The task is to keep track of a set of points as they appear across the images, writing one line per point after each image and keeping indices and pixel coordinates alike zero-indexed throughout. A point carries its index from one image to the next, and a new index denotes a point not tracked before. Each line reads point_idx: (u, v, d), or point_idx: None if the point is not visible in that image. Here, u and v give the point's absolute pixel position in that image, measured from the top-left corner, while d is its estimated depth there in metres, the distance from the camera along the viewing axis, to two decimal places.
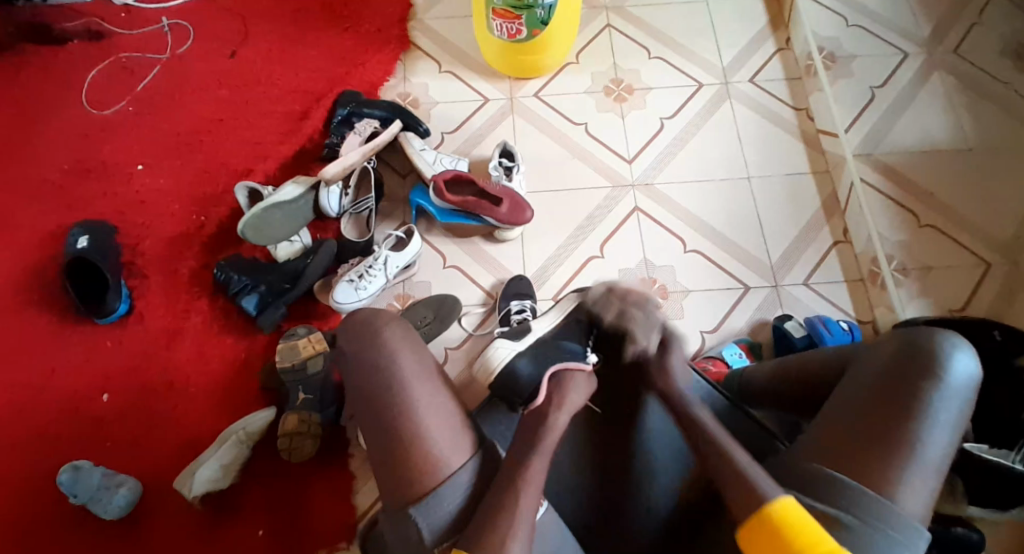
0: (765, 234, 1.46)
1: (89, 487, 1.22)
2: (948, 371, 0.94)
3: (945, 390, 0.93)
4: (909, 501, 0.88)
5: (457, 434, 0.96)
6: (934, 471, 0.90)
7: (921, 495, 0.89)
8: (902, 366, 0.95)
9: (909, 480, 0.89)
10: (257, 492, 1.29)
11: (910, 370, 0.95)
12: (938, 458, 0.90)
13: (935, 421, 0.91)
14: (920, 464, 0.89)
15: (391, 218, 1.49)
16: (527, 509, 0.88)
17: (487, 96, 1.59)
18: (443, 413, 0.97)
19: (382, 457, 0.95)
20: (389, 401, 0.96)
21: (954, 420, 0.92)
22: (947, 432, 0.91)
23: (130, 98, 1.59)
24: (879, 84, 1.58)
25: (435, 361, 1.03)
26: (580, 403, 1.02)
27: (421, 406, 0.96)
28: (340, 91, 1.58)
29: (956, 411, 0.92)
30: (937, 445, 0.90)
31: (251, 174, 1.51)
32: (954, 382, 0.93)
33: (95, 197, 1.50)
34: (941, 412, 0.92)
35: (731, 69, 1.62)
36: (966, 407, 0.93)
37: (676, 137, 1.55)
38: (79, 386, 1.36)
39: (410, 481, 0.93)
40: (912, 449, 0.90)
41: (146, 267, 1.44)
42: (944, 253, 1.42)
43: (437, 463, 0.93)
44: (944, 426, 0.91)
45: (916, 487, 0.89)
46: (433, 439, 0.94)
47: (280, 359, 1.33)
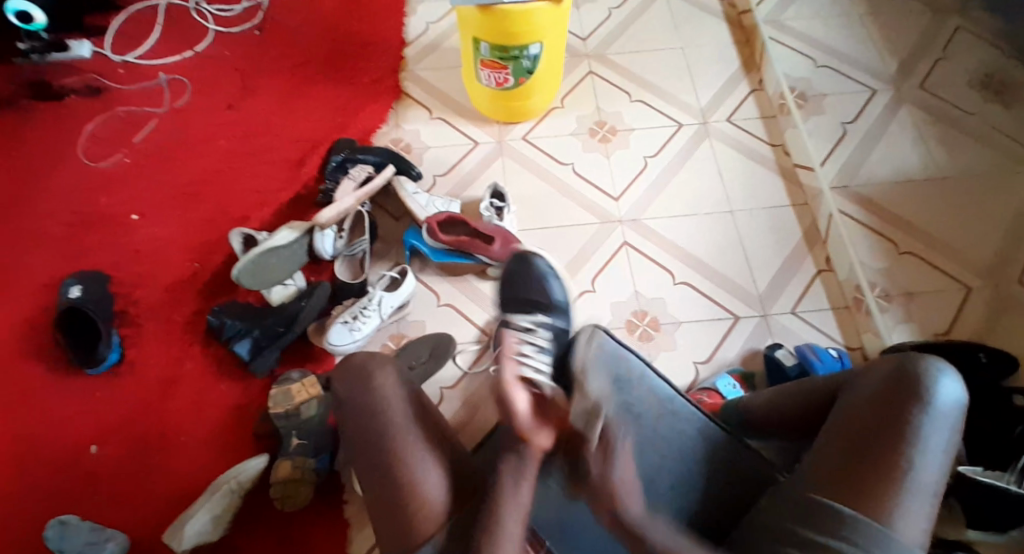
0: (752, 266, 1.50)
1: (76, 543, 1.20)
2: (938, 397, 0.96)
3: (934, 415, 0.95)
4: (908, 526, 0.90)
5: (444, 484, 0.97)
6: (928, 495, 0.92)
7: (918, 520, 0.91)
8: (892, 392, 0.98)
9: (904, 505, 0.91)
10: (257, 541, 1.29)
11: (899, 395, 0.97)
12: (931, 483, 0.92)
13: (927, 445, 0.94)
14: (914, 490, 0.91)
15: (385, 259, 1.52)
16: None
17: (476, 140, 1.63)
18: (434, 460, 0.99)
19: (381, 502, 0.97)
20: (383, 449, 0.99)
21: (944, 444, 0.95)
22: (939, 456, 0.94)
23: (127, 150, 1.63)
24: (851, 120, 1.64)
25: (432, 410, 1.07)
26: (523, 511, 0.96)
27: (414, 448, 0.99)
28: (335, 139, 1.63)
29: (946, 435, 0.95)
30: (930, 470, 0.93)
31: (248, 221, 1.54)
32: (941, 407, 0.96)
33: (91, 247, 1.52)
34: (932, 437, 0.94)
35: (711, 110, 1.68)
36: (954, 431, 0.96)
37: (658, 175, 1.59)
38: (74, 435, 1.36)
39: (409, 524, 0.95)
40: (906, 475, 0.92)
41: (142, 315, 1.46)
42: (926, 280, 1.47)
43: (425, 512, 0.95)
44: (935, 450, 0.94)
45: (913, 513, 0.91)
46: (424, 484, 0.97)
47: (273, 404, 1.34)
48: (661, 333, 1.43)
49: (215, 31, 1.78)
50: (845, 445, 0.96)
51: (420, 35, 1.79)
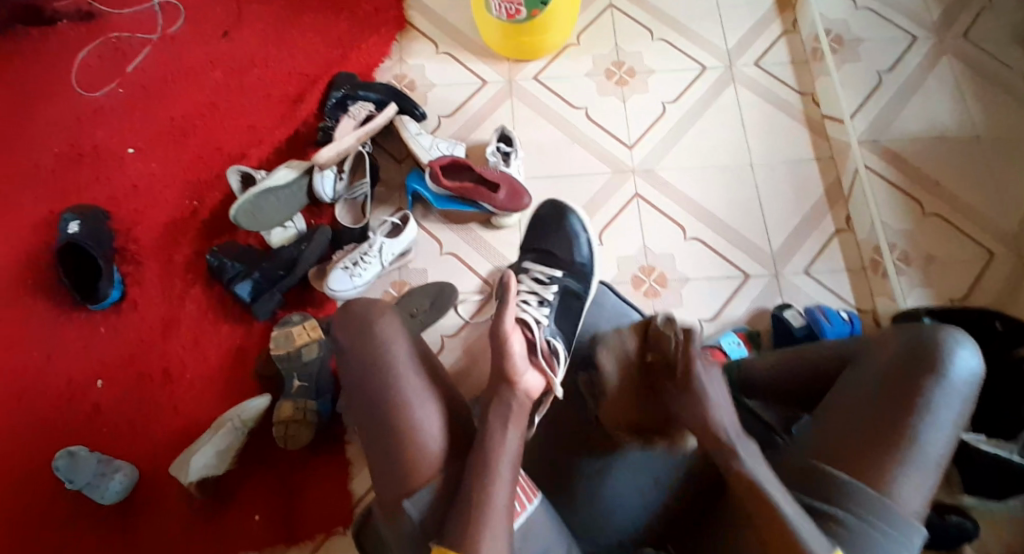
0: (767, 222, 1.44)
1: (85, 474, 1.23)
2: (953, 368, 0.91)
3: (947, 386, 0.90)
4: (910, 497, 0.86)
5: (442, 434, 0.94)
6: (933, 468, 0.87)
7: (920, 491, 0.86)
8: (904, 364, 0.92)
9: (907, 476, 0.86)
10: (256, 480, 1.31)
11: (910, 365, 0.92)
12: (938, 455, 0.87)
13: (936, 417, 0.88)
14: (918, 461, 0.86)
15: (387, 204, 1.47)
16: (499, 528, 0.86)
17: (485, 78, 1.55)
18: (433, 408, 0.96)
19: (374, 453, 0.95)
20: (378, 397, 0.95)
21: (955, 417, 0.89)
22: (948, 427, 0.89)
23: (121, 81, 1.57)
24: (886, 69, 1.54)
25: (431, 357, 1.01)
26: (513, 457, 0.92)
27: (410, 398, 0.95)
28: (334, 73, 1.55)
29: (957, 408, 0.90)
30: (937, 441, 0.87)
31: (245, 159, 1.49)
32: (955, 379, 0.90)
33: (87, 183, 1.49)
34: (942, 408, 0.89)
35: (737, 52, 1.58)
36: (967, 404, 0.90)
37: (678, 122, 1.51)
38: (76, 373, 1.37)
39: (402, 473, 0.93)
40: (911, 446, 0.87)
41: (141, 254, 1.44)
42: (947, 243, 1.40)
43: (421, 461, 0.93)
44: (945, 422, 0.88)
45: (916, 484, 0.86)
46: (421, 434, 0.93)
47: (274, 347, 1.33)
48: (667, 291, 1.38)
49: None
50: (851, 414, 0.91)
51: None
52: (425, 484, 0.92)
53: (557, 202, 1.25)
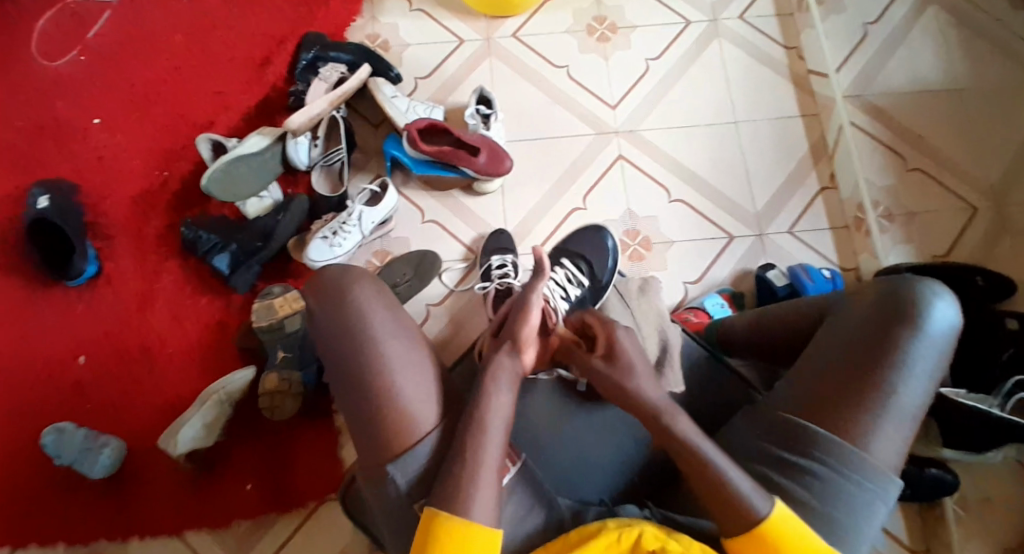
0: (751, 181, 1.42)
1: (73, 448, 1.22)
2: (929, 319, 0.89)
3: (924, 337, 0.88)
4: (885, 447, 0.85)
5: (427, 395, 0.92)
6: (909, 418, 0.86)
7: (894, 441, 0.86)
8: (880, 315, 0.90)
9: (882, 427, 0.85)
10: (242, 452, 1.31)
11: (887, 317, 0.90)
12: (913, 406, 0.86)
13: (911, 368, 0.87)
14: (894, 412, 0.86)
15: (365, 171, 1.44)
16: (486, 495, 0.83)
17: (462, 36, 1.50)
18: (416, 371, 0.93)
19: (356, 425, 0.92)
20: (358, 365, 0.92)
21: (931, 367, 0.88)
22: (925, 377, 0.87)
23: (82, 48, 1.50)
24: (872, 21, 1.51)
25: (413, 320, 0.98)
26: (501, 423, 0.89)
27: (393, 363, 0.92)
28: (303, 34, 1.49)
29: (933, 359, 0.88)
30: (913, 391, 0.86)
31: (215, 127, 1.44)
32: (932, 330, 0.89)
33: (53, 155, 1.44)
34: (918, 360, 0.87)
35: (721, 5, 1.53)
36: (944, 355, 0.89)
37: (661, 80, 1.47)
38: (54, 351, 1.35)
39: (388, 440, 0.90)
40: (887, 397, 0.86)
41: (113, 228, 1.41)
42: (930, 198, 1.40)
43: (407, 425, 0.90)
44: (921, 374, 0.87)
45: (891, 435, 0.85)
46: (405, 398, 0.91)
47: (256, 319, 1.31)
48: (652, 254, 1.37)
49: None
50: (827, 368, 0.90)
51: None
52: (414, 447, 0.89)
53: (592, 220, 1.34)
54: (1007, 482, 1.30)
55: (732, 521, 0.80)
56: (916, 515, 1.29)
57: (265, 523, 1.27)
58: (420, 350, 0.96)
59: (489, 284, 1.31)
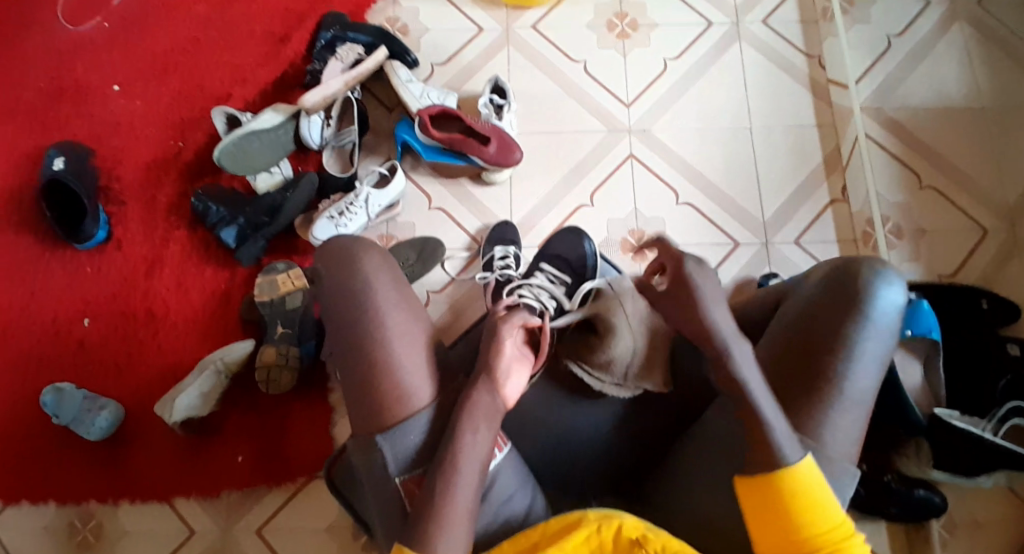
0: (761, 188, 1.41)
1: (70, 409, 1.26)
2: (875, 303, 0.87)
3: (870, 322, 0.87)
4: (842, 440, 0.85)
5: (422, 370, 0.91)
6: (862, 405, 0.86)
7: (849, 429, 0.85)
8: (826, 299, 0.89)
9: (835, 418, 0.85)
10: (234, 425, 1.33)
11: (833, 303, 0.88)
12: (864, 392, 0.86)
13: (860, 353, 0.86)
14: (846, 403, 0.85)
15: (375, 153, 1.44)
16: (467, 493, 0.82)
17: (481, 25, 1.50)
18: (414, 343, 0.93)
19: (355, 395, 0.92)
20: (359, 334, 0.92)
21: (881, 350, 0.87)
22: (875, 363, 0.86)
23: (105, 12, 1.52)
24: (898, 32, 1.49)
25: (417, 294, 0.98)
26: (491, 429, 0.86)
27: (395, 338, 0.92)
28: (324, 12, 1.50)
29: (882, 342, 0.87)
30: (864, 378, 0.86)
31: (230, 100, 1.45)
32: (879, 312, 0.87)
33: (70, 117, 1.46)
34: (866, 345, 0.86)
35: (744, 7, 1.51)
36: (892, 336, 0.88)
37: (679, 80, 1.46)
38: (59, 311, 1.37)
39: (379, 412, 0.90)
40: (839, 388, 0.85)
41: (124, 194, 1.42)
42: (943, 216, 1.38)
43: (400, 397, 0.90)
44: (870, 358, 0.86)
45: (844, 425, 0.85)
46: (402, 369, 0.90)
47: (258, 293, 1.34)
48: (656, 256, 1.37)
49: None
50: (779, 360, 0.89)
51: None
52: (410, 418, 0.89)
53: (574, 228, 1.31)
54: (996, 509, 1.29)
55: (763, 462, 0.79)
56: (903, 539, 1.29)
57: (254, 495, 1.29)
58: (420, 324, 0.95)
59: (491, 274, 1.31)
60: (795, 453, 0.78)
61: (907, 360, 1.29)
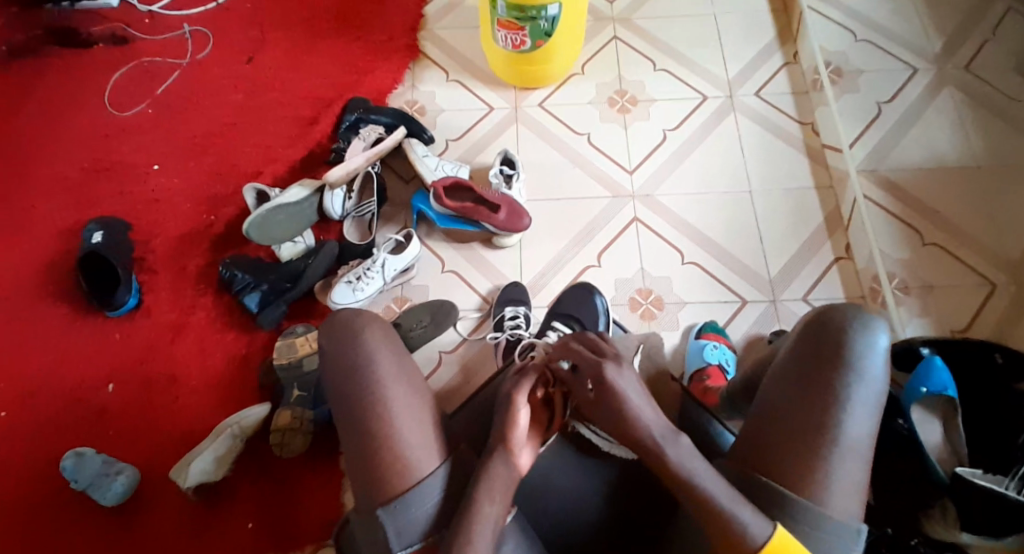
0: (764, 247, 1.45)
1: (89, 473, 1.28)
2: (861, 355, 0.87)
3: (858, 374, 0.86)
4: (842, 497, 0.83)
5: (430, 436, 0.90)
6: (860, 457, 0.84)
7: (852, 481, 0.83)
8: (810, 349, 0.89)
9: (835, 471, 0.83)
10: (246, 490, 1.33)
11: (817, 356, 0.88)
12: (862, 442, 0.84)
13: (853, 403, 0.85)
14: (843, 457, 0.83)
15: (393, 222, 1.53)
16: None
17: (492, 104, 1.62)
18: (416, 414, 0.91)
19: (357, 466, 0.89)
20: (362, 407, 0.90)
21: (874, 398, 0.86)
22: (867, 415, 0.85)
23: (150, 101, 1.67)
24: (886, 100, 1.57)
25: (416, 366, 0.96)
26: (499, 510, 0.83)
27: (397, 408, 0.90)
28: (349, 97, 1.63)
29: (874, 390, 0.86)
30: (858, 430, 0.84)
31: (259, 177, 1.57)
32: (867, 361, 0.87)
33: (112, 195, 1.57)
34: (857, 394, 0.85)
35: (737, 82, 1.62)
36: (883, 383, 0.87)
37: (678, 148, 1.55)
38: (86, 376, 1.42)
39: (384, 479, 0.87)
40: (832, 442, 0.84)
41: (156, 264, 1.51)
42: (948, 273, 1.40)
43: (406, 464, 0.87)
44: (864, 406, 0.85)
45: (843, 481, 0.83)
46: (405, 440, 0.88)
47: (277, 355, 1.38)
48: (662, 313, 1.40)
49: None
50: (769, 419, 0.87)
51: None
52: (419, 484, 0.86)
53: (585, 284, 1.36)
54: None
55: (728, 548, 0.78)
56: None
57: None
58: (421, 394, 0.93)
59: (501, 335, 1.35)
60: (761, 529, 0.78)
61: (926, 419, 1.22)
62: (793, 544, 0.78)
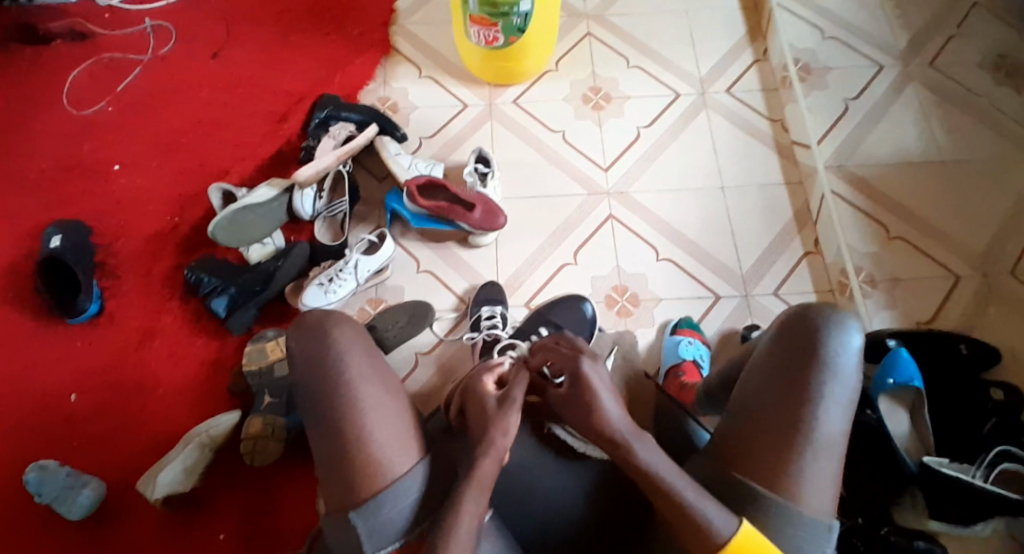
0: (738, 243, 1.47)
1: (54, 487, 1.23)
2: (834, 355, 0.88)
3: (832, 373, 0.87)
4: (816, 495, 0.84)
5: (404, 436, 0.88)
6: (833, 454, 0.85)
7: (826, 479, 0.84)
8: (786, 349, 0.89)
9: (810, 470, 0.84)
10: (218, 500, 1.30)
11: (793, 354, 0.89)
12: (836, 441, 0.85)
13: (827, 402, 0.86)
14: (817, 456, 0.84)
15: (366, 222, 1.50)
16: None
17: (466, 101, 1.60)
18: (391, 414, 0.89)
19: (331, 471, 0.87)
20: (335, 409, 0.88)
21: (847, 397, 0.87)
22: (841, 413, 0.86)
23: (110, 98, 1.61)
24: (854, 97, 1.59)
25: (390, 367, 0.94)
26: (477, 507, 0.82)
27: (369, 409, 0.88)
28: (319, 94, 1.60)
29: (847, 389, 0.87)
30: (832, 427, 0.85)
31: (227, 177, 1.52)
32: (840, 360, 0.88)
33: (71, 196, 1.51)
34: (831, 393, 0.86)
35: (709, 79, 1.63)
36: (857, 382, 0.88)
37: (652, 145, 1.55)
38: (47, 385, 1.37)
39: (360, 481, 0.85)
40: (807, 441, 0.84)
41: (120, 268, 1.46)
42: (912, 266, 1.43)
43: (380, 465, 0.85)
44: (838, 406, 0.86)
45: (818, 479, 0.84)
46: (379, 440, 0.87)
47: (247, 361, 1.35)
48: (639, 310, 1.40)
49: None
50: (745, 417, 0.88)
51: None
52: (392, 485, 0.84)
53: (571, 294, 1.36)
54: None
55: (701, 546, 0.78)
56: None
57: None
58: (394, 393, 0.92)
59: (478, 334, 1.34)
60: (726, 525, 0.78)
61: (893, 410, 1.25)
62: (756, 537, 0.78)
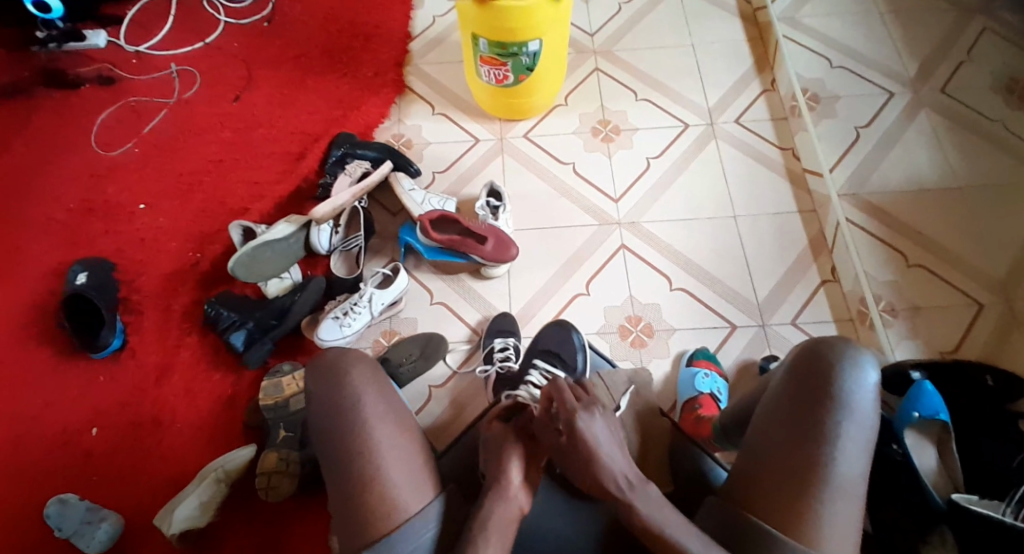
0: (751, 272, 1.46)
1: (73, 521, 1.25)
2: (849, 392, 0.86)
3: (848, 412, 0.85)
4: (835, 536, 0.82)
5: (419, 476, 0.88)
6: (852, 496, 0.83)
7: (845, 521, 0.83)
8: (801, 386, 0.88)
9: (828, 512, 0.82)
10: (232, 534, 1.30)
11: (808, 393, 0.87)
12: (853, 481, 0.84)
13: (843, 442, 0.84)
14: (833, 496, 0.83)
15: (380, 255, 1.53)
16: None
17: (477, 136, 1.63)
18: (406, 456, 0.89)
19: (342, 509, 0.87)
20: (349, 444, 0.88)
21: (863, 437, 0.85)
22: (858, 453, 0.84)
23: (136, 140, 1.67)
24: (864, 124, 1.59)
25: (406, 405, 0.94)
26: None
27: (383, 449, 0.88)
28: (336, 133, 1.64)
29: (864, 428, 0.85)
30: (850, 469, 0.84)
31: (247, 214, 1.56)
32: (856, 399, 0.86)
33: (97, 235, 1.56)
34: (847, 433, 0.85)
35: (718, 110, 1.64)
36: (874, 420, 0.86)
37: (663, 174, 1.56)
38: (69, 420, 1.39)
39: (370, 522, 0.85)
40: (822, 482, 0.83)
41: (142, 304, 1.49)
42: (934, 295, 1.41)
43: (393, 505, 0.86)
44: (854, 447, 0.84)
45: (836, 521, 0.82)
46: (393, 481, 0.87)
47: (263, 396, 1.36)
48: (653, 340, 1.40)
49: (226, 22, 1.81)
50: (760, 458, 0.86)
51: (426, 29, 1.80)
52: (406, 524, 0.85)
53: (561, 321, 1.35)
54: None
55: None
56: None
57: None
58: (410, 434, 0.91)
59: (491, 367, 1.35)
60: None
61: (918, 443, 1.20)
62: None
